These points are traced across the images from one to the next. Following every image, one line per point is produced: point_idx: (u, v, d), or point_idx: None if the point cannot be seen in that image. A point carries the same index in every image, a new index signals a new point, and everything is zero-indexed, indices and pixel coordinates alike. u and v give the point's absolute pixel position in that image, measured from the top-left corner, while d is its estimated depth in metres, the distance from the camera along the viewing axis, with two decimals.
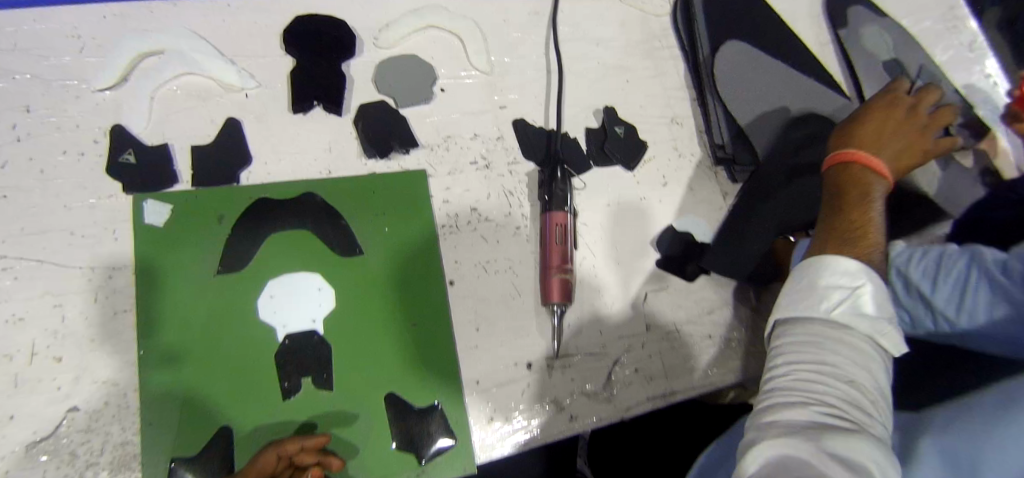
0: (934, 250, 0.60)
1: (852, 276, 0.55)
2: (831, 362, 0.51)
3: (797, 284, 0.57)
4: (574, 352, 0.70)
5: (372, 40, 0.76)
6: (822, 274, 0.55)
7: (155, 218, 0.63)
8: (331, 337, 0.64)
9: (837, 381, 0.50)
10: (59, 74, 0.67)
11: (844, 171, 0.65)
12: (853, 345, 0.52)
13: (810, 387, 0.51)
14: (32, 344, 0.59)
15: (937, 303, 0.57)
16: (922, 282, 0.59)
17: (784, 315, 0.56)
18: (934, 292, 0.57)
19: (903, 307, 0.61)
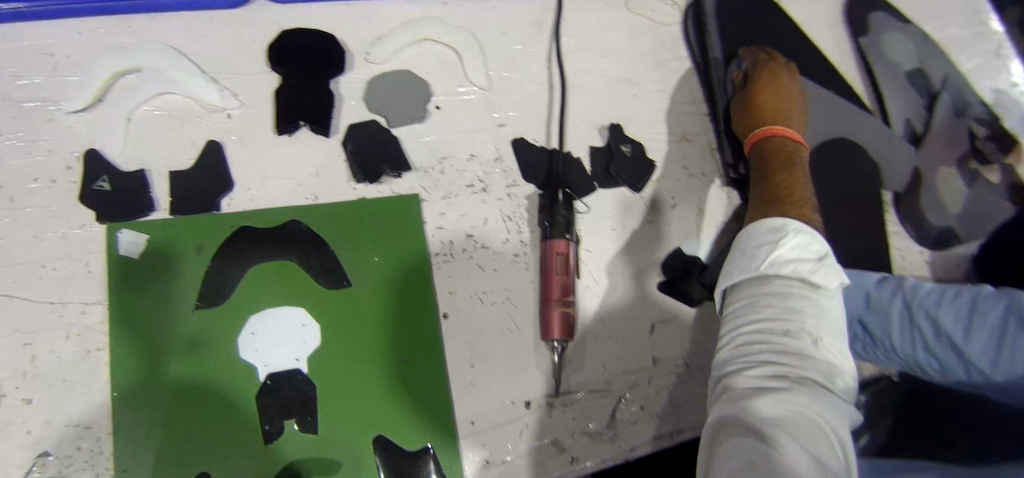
0: (964, 293, 0.58)
1: (776, 232, 0.58)
2: (766, 320, 0.54)
3: (737, 252, 0.60)
4: (575, 388, 0.66)
5: (363, 55, 0.72)
6: (749, 240, 0.59)
7: (131, 249, 0.60)
8: (317, 376, 0.60)
9: (774, 338, 0.53)
10: (31, 96, 0.63)
11: (762, 148, 0.70)
12: (784, 297, 0.55)
13: (750, 348, 0.54)
14: (1, 385, 0.56)
15: (971, 353, 0.55)
16: (956, 330, 0.56)
17: (729, 284, 0.59)
18: (969, 341, 0.55)
19: (930, 354, 0.58)
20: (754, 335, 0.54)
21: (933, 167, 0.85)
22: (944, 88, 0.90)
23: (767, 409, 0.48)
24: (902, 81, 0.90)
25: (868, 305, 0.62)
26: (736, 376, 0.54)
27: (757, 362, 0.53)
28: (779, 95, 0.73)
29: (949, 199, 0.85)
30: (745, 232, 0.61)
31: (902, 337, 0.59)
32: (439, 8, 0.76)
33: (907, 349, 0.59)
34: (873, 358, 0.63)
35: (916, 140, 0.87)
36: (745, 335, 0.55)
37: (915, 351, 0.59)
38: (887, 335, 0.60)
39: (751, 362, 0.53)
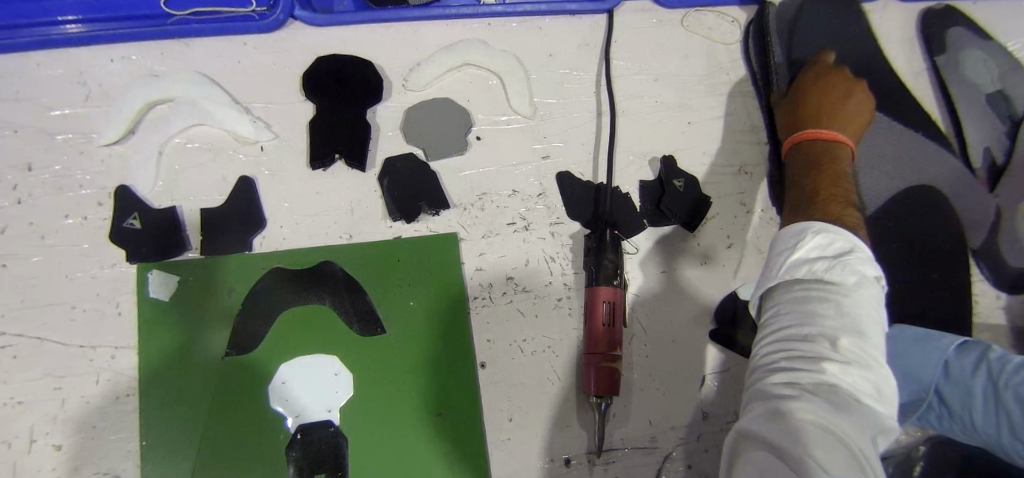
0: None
1: (797, 235, 0.53)
2: (785, 328, 0.50)
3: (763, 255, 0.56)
4: (619, 445, 0.62)
5: (401, 82, 0.68)
6: (774, 244, 0.54)
7: (161, 290, 0.58)
8: (348, 429, 0.57)
9: (790, 346, 0.48)
10: (62, 128, 0.62)
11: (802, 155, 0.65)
12: (803, 302, 0.49)
13: (769, 357, 0.50)
14: (31, 430, 0.55)
15: None
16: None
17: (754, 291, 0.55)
18: None
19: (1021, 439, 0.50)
20: (772, 345, 0.50)
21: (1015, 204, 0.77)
22: None
23: (779, 423, 0.44)
24: (981, 106, 0.80)
25: (946, 375, 0.56)
26: (756, 387, 0.49)
27: (772, 372, 0.49)
28: (833, 96, 0.68)
29: None
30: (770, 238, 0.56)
31: (983, 416, 0.53)
32: (482, 29, 0.72)
33: (989, 429, 0.53)
34: (951, 431, 0.57)
35: (995, 175, 0.78)
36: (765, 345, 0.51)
37: (1000, 433, 0.52)
38: (966, 410, 0.54)
39: (767, 373, 0.49)
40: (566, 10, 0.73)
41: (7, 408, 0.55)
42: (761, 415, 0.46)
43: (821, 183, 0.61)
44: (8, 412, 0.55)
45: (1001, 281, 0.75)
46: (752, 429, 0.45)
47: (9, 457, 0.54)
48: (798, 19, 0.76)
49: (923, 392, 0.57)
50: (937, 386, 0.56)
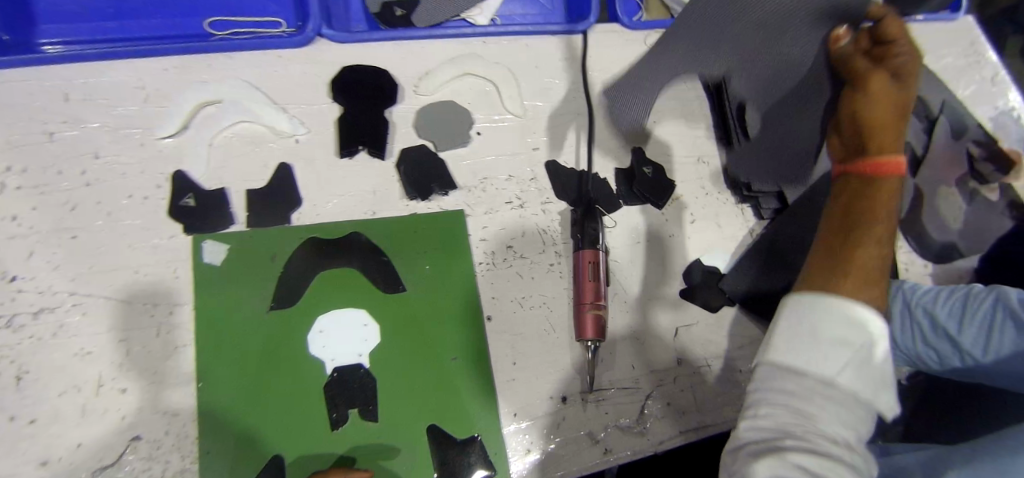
0: (954, 292, 0.63)
1: (859, 328, 0.55)
2: (820, 408, 0.53)
3: (803, 319, 0.57)
4: (607, 386, 0.72)
5: (413, 88, 0.81)
6: (828, 317, 0.56)
7: (214, 257, 0.68)
8: (377, 370, 0.67)
9: (821, 428, 0.52)
10: (126, 123, 0.72)
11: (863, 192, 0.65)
12: (845, 394, 0.53)
13: (791, 423, 0.53)
14: (99, 377, 0.63)
15: (964, 342, 0.60)
16: (948, 320, 0.61)
17: (787, 352, 0.56)
18: (961, 332, 0.60)
19: (929, 346, 0.62)
20: (796, 416, 0.53)
21: (932, 188, 0.91)
22: (942, 113, 0.93)
23: None
24: None
25: None
26: (773, 446, 0.52)
27: (800, 441, 0.51)
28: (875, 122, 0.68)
29: (950, 216, 0.90)
30: (811, 311, 0.57)
31: (902, 333, 0.64)
32: (479, 45, 0.85)
33: (906, 344, 0.64)
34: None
35: (916, 162, 0.91)
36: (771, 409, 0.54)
37: (915, 345, 0.63)
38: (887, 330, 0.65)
39: (790, 440, 0.51)
40: (547, 30, 0.87)
41: (77, 357, 0.63)
42: None
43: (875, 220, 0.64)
44: (78, 360, 0.63)
45: (922, 250, 0.88)
46: None
47: (79, 399, 0.62)
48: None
49: None
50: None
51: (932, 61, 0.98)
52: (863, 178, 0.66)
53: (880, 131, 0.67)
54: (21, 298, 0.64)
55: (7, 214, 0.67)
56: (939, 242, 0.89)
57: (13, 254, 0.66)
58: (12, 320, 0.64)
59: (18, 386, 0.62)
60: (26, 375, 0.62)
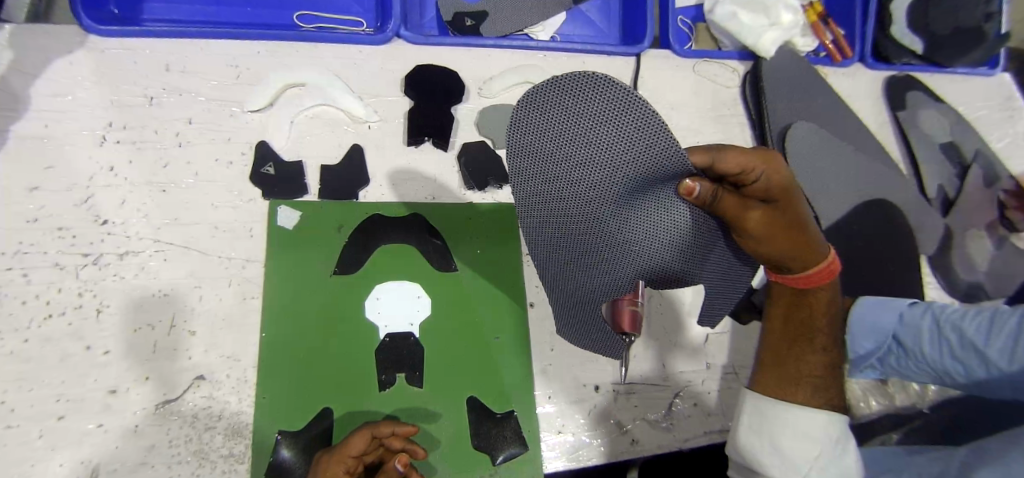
0: (985, 309, 0.67)
1: (816, 430, 0.58)
2: None
3: (761, 422, 0.61)
4: (639, 381, 0.76)
5: (477, 90, 0.88)
6: (783, 420, 0.59)
7: (287, 221, 0.73)
8: (426, 340, 0.71)
9: None
10: (218, 96, 0.80)
11: (794, 309, 0.64)
12: None
13: None
14: (171, 318, 0.68)
15: (992, 354, 0.64)
16: (977, 335, 0.65)
17: (752, 456, 0.60)
18: (989, 345, 0.64)
19: (958, 359, 0.67)
20: None
21: (963, 230, 0.94)
22: (976, 160, 0.97)
23: None
24: (935, 153, 0.97)
25: (901, 322, 0.70)
26: None
27: None
28: (788, 224, 0.56)
29: (978, 258, 0.93)
30: (765, 418, 0.61)
31: (931, 346, 0.68)
32: (539, 58, 0.92)
33: (935, 357, 0.68)
34: (907, 369, 0.72)
35: (948, 205, 0.95)
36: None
37: (943, 357, 0.68)
38: (918, 345, 0.69)
39: None
40: (604, 51, 0.93)
41: (154, 298, 0.69)
42: None
43: (806, 327, 0.64)
44: (155, 301, 0.69)
45: (949, 287, 0.90)
46: None
47: (152, 336, 0.67)
48: (802, 63, 0.95)
49: (884, 339, 0.71)
50: (894, 331, 0.71)
51: (965, 111, 1.03)
52: (795, 290, 0.63)
53: (796, 239, 0.57)
54: (109, 240, 0.70)
55: (105, 164, 0.74)
56: (970, 281, 0.91)
57: (107, 200, 0.72)
58: (99, 259, 0.70)
59: (98, 318, 0.67)
60: (105, 309, 0.68)
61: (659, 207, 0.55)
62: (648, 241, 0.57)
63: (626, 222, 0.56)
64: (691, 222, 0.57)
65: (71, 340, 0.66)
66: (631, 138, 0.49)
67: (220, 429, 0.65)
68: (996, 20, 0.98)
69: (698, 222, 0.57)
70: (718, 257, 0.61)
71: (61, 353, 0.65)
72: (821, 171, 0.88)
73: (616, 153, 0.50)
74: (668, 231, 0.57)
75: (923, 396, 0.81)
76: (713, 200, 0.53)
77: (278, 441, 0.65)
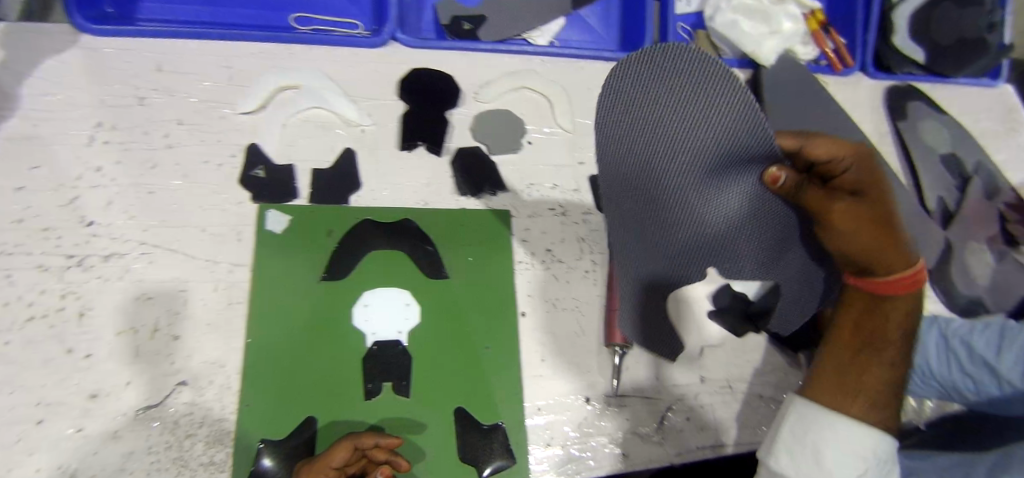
0: (992, 325, 0.69)
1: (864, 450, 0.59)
2: None
3: (805, 431, 0.60)
4: (631, 393, 0.74)
5: (472, 94, 0.86)
6: (830, 434, 0.59)
7: (275, 225, 0.72)
8: (414, 349, 0.70)
9: None
10: (209, 97, 0.79)
11: (863, 318, 0.63)
12: None
13: None
14: (155, 321, 0.67)
15: (1001, 368, 0.65)
16: (987, 350, 0.67)
17: (785, 460, 0.60)
18: (998, 360, 0.65)
19: (967, 375, 0.68)
20: None
21: (962, 243, 0.92)
22: (977, 173, 0.96)
23: None
24: (935, 165, 0.96)
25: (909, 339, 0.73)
26: None
27: None
28: (874, 224, 0.57)
29: (979, 273, 0.91)
30: (811, 429, 0.60)
31: (940, 361, 0.70)
32: (537, 63, 0.91)
33: (945, 372, 0.70)
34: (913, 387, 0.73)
35: (947, 217, 0.93)
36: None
37: (952, 372, 0.69)
38: (926, 361, 0.71)
39: None
40: (602, 56, 0.92)
41: (138, 302, 0.68)
42: None
43: (872, 336, 0.63)
44: (139, 305, 0.68)
45: (950, 301, 0.88)
46: None
47: (135, 340, 0.66)
48: (802, 72, 0.94)
49: None
50: None
51: (968, 123, 1.01)
52: (872, 297, 0.63)
53: (882, 240, 0.58)
54: (94, 242, 0.69)
55: (92, 165, 0.73)
56: (971, 296, 0.89)
57: (94, 201, 0.71)
58: (84, 261, 0.68)
59: (80, 321, 0.66)
60: (88, 312, 0.67)
61: (740, 192, 0.54)
62: (716, 224, 0.57)
63: (700, 199, 0.55)
64: (768, 209, 0.56)
65: (53, 343, 0.65)
66: (710, 117, 0.49)
67: (201, 436, 0.64)
68: (998, 31, 0.97)
69: (772, 215, 0.57)
70: (791, 257, 0.61)
71: (41, 357, 0.64)
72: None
73: (700, 130, 0.50)
74: (742, 217, 0.56)
75: (920, 412, 0.79)
76: (795, 191, 0.53)
77: (260, 450, 0.64)
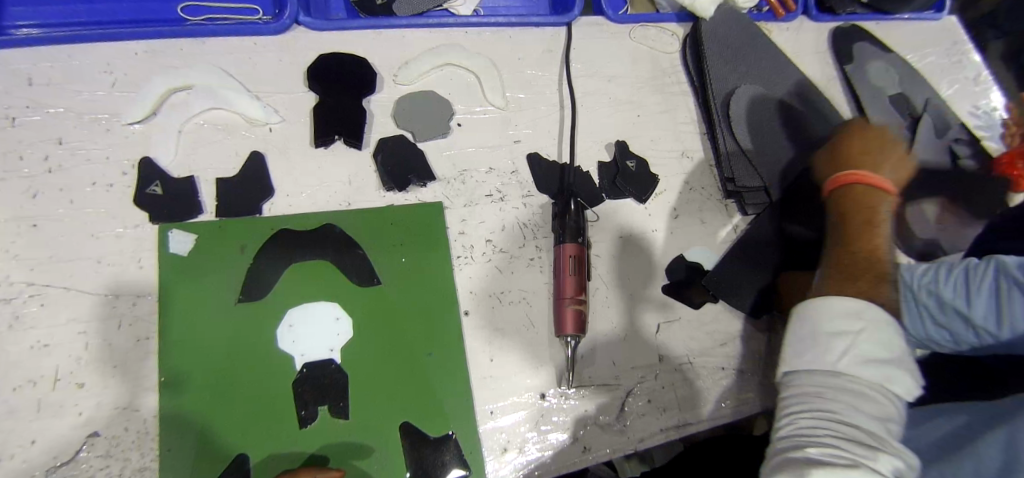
0: (957, 265, 0.59)
1: (856, 319, 0.55)
2: (830, 408, 0.51)
3: (801, 330, 0.57)
4: (588, 383, 0.71)
5: (391, 77, 0.79)
6: (823, 319, 0.56)
7: (180, 247, 0.65)
8: (348, 366, 0.64)
9: (832, 422, 0.50)
10: (91, 109, 0.70)
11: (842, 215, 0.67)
12: (854, 391, 0.51)
13: (807, 428, 0.51)
14: (56, 370, 0.60)
15: (975, 317, 0.56)
16: (956, 299, 0.57)
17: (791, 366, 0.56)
18: (969, 308, 0.56)
19: (941, 327, 0.59)
20: (812, 421, 0.51)
21: (916, 186, 0.89)
22: (927, 111, 0.92)
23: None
24: (885, 106, 0.92)
25: None
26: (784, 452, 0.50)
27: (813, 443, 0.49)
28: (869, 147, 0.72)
29: (936, 214, 0.88)
30: (809, 320, 0.57)
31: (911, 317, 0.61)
32: (461, 36, 0.84)
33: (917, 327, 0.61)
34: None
35: None
36: (810, 417, 0.52)
37: (926, 327, 0.60)
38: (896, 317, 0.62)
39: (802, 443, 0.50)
40: (530, 22, 0.86)
41: (33, 350, 0.61)
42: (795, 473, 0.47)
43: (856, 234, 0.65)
44: (35, 354, 0.61)
45: (905, 247, 0.86)
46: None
47: (34, 393, 0.59)
48: (744, 21, 0.89)
49: None
50: None
51: (914, 60, 0.98)
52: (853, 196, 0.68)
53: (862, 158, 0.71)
54: None
55: None
56: (929, 239, 0.86)
57: None
58: None
59: None
60: None
61: None
62: None
63: None
64: None
65: None
66: None
67: None
68: None
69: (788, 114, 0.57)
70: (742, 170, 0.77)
71: None
72: (767, 138, 0.83)
73: None
74: None
75: None
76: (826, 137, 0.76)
77: None
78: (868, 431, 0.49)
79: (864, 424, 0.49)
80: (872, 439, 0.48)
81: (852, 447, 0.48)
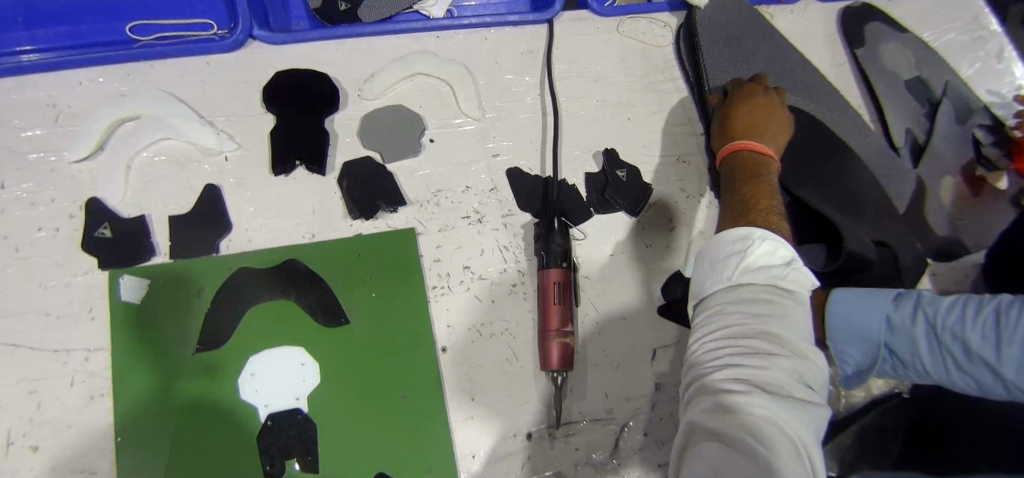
0: (986, 304, 0.50)
1: (743, 240, 0.54)
2: (733, 325, 0.50)
3: (703, 263, 0.56)
4: (578, 418, 0.66)
5: (356, 93, 0.73)
6: (719, 248, 0.55)
7: (132, 294, 0.61)
8: (317, 415, 0.60)
9: (739, 340, 0.49)
10: (35, 146, 0.65)
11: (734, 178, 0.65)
12: (752, 300, 0.51)
13: (716, 352, 0.50)
14: (8, 432, 0.57)
15: (1008, 373, 0.47)
16: (984, 347, 0.48)
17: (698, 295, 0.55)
18: (1002, 361, 0.47)
19: (966, 376, 0.50)
20: (720, 342, 0.50)
21: (934, 179, 0.82)
22: (946, 95, 0.84)
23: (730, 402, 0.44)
24: (901, 92, 0.84)
25: (889, 328, 0.55)
26: (700, 383, 0.49)
27: (722, 366, 0.48)
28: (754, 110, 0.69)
29: (950, 207, 0.81)
30: (705, 259, 0.56)
31: (931, 360, 0.52)
32: (431, 42, 0.77)
33: (938, 370, 0.52)
34: (909, 377, 0.56)
35: (917, 153, 0.83)
36: (715, 336, 0.51)
37: (948, 373, 0.51)
38: (915, 358, 0.53)
39: (713, 368, 0.49)
40: (507, 21, 0.79)
41: None
42: (709, 402, 0.46)
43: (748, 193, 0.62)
44: None
45: (926, 247, 0.78)
46: (701, 414, 0.45)
47: None
48: (741, 9, 0.81)
49: (874, 349, 0.56)
50: (884, 341, 0.55)
51: (931, 38, 0.89)
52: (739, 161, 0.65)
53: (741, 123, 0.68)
54: None
55: None
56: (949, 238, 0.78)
57: None
58: None
59: None
60: None
61: None
62: None
63: None
64: None
65: None
66: None
67: None
68: None
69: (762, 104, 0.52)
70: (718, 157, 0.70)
71: None
72: None
73: None
74: None
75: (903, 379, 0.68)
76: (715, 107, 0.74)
77: None
78: (770, 337, 0.48)
79: (762, 329, 0.48)
80: (771, 345, 0.48)
81: (754, 360, 0.47)
